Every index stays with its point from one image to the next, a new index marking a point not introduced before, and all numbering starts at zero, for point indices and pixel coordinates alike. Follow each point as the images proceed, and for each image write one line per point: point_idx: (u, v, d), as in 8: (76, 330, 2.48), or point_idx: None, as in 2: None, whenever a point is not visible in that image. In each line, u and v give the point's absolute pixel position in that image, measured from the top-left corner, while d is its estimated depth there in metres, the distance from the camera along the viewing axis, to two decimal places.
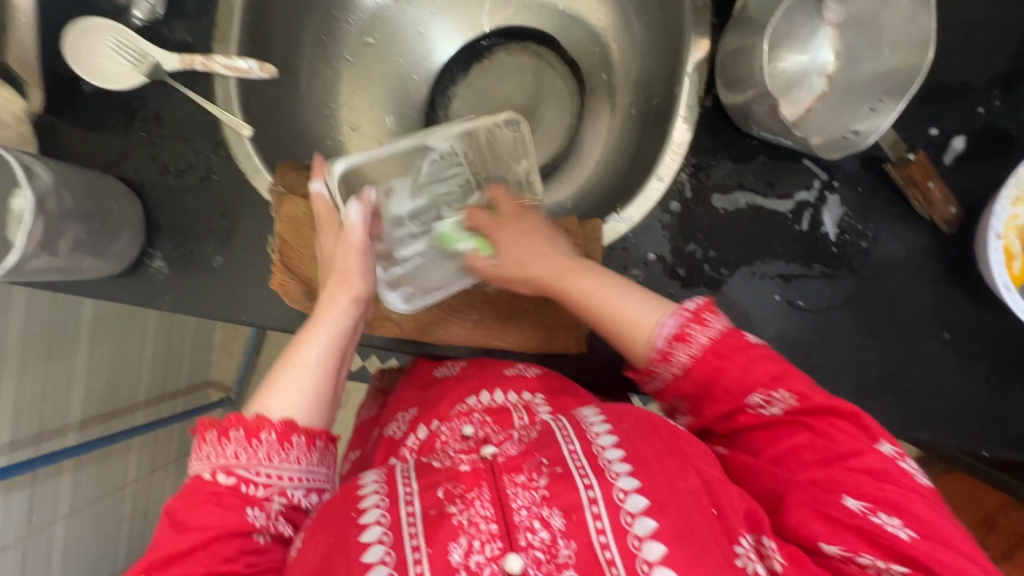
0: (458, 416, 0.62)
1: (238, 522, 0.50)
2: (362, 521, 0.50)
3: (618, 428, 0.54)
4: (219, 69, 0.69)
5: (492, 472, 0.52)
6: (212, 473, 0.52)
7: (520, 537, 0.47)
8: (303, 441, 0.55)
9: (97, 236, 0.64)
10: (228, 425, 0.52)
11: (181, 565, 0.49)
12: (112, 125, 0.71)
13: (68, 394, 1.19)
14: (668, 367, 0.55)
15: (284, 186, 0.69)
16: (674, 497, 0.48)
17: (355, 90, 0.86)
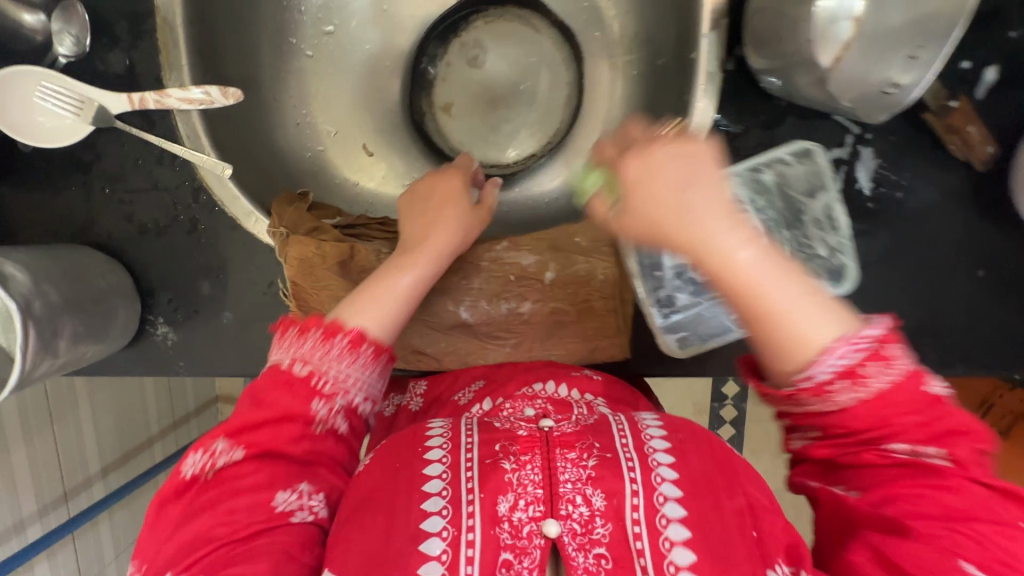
0: (521, 397, 0.59)
1: (302, 412, 0.51)
2: (425, 457, 0.53)
3: (672, 436, 0.54)
4: (176, 103, 0.59)
5: (545, 443, 0.52)
6: (290, 363, 0.52)
7: (561, 507, 0.48)
8: (371, 352, 0.54)
9: (95, 321, 0.58)
10: (335, 331, 0.53)
11: (257, 434, 0.51)
12: (68, 187, 0.62)
13: (82, 448, 1.16)
14: (848, 385, 0.41)
15: (285, 225, 0.63)
16: (717, 499, 0.49)
17: (324, 87, 0.77)
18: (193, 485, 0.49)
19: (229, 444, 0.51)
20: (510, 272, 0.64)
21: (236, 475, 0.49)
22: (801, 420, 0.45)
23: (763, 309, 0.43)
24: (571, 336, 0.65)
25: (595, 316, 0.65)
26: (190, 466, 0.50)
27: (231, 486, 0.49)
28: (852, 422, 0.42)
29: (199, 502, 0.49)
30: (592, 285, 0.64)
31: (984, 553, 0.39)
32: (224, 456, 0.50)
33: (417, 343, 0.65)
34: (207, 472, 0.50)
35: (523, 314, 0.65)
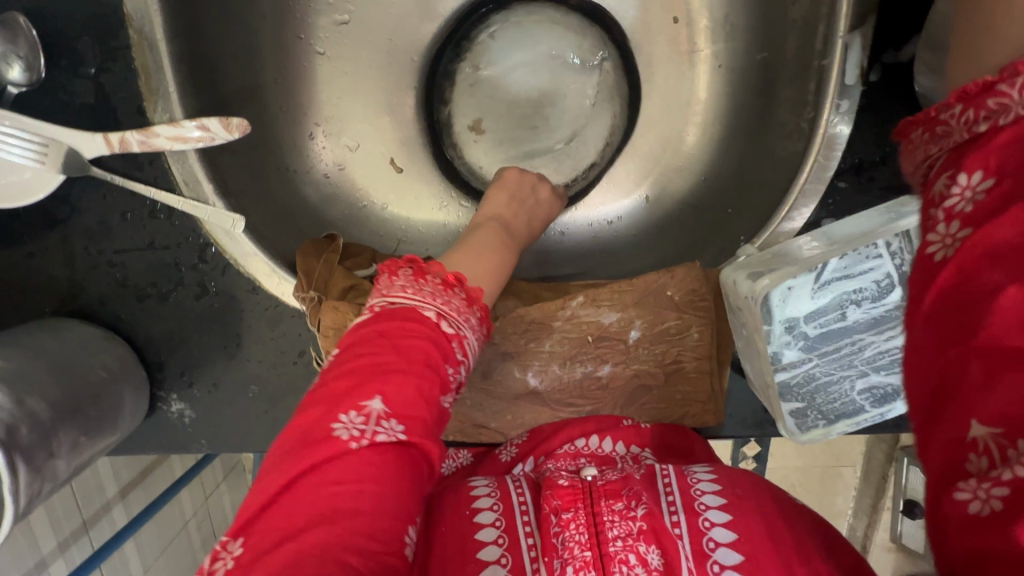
0: (563, 456, 0.52)
1: (444, 377, 0.39)
2: (476, 520, 0.46)
3: (727, 488, 0.46)
4: (166, 143, 0.46)
5: (590, 494, 0.45)
6: (433, 313, 0.40)
7: (615, 570, 0.41)
8: (477, 322, 0.43)
9: (98, 419, 0.48)
10: (455, 280, 0.42)
11: (381, 380, 0.37)
12: (44, 249, 0.50)
13: (96, 475, 1.09)
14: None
15: (314, 287, 0.52)
16: (783, 562, 0.41)
17: (342, 93, 0.62)
18: (303, 469, 0.34)
19: (387, 412, 0.36)
20: (587, 331, 0.54)
21: (371, 470, 0.35)
22: (968, 166, 0.29)
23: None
24: (657, 401, 0.56)
25: (686, 379, 0.55)
26: (344, 427, 0.35)
27: (369, 469, 0.35)
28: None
29: (308, 504, 0.33)
30: (684, 345, 0.54)
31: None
32: (385, 432, 0.36)
33: (477, 416, 0.56)
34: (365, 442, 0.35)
35: (601, 377, 0.55)
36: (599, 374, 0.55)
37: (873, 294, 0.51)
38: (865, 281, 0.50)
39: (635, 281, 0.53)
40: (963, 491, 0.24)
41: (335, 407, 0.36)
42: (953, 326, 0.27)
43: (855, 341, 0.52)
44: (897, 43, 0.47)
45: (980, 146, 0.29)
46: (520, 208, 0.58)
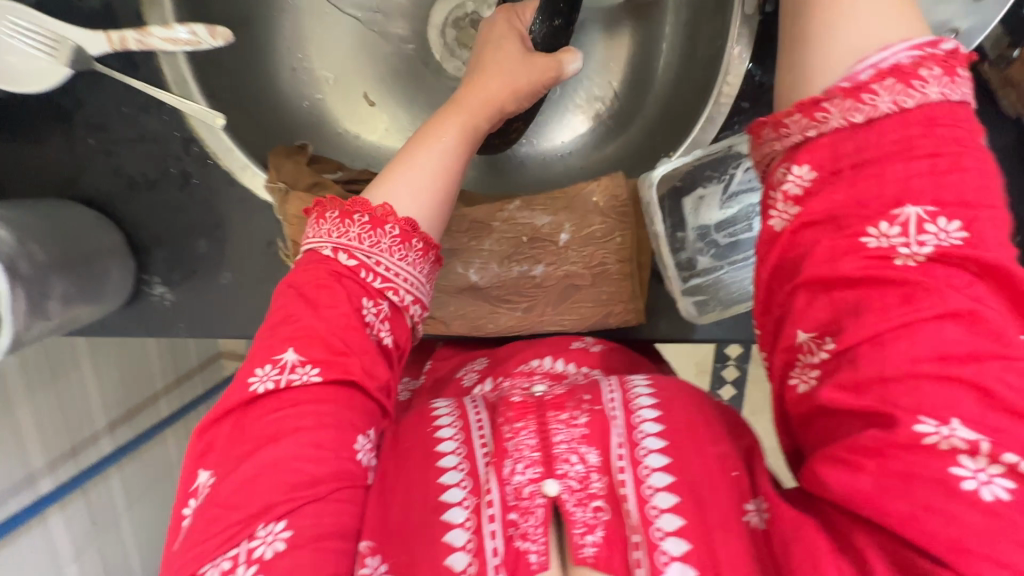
0: (520, 374, 0.59)
1: (360, 307, 0.52)
2: (437, 434, 0.53)
3: (661, 392, 0.52)
4: (160, 43, 0.54)
5: (540, 408, 0.52)
6: (334, 251, 0.53)
7: (558, 466, 0.48)
8: (420, 247, 0.54)
9: (86, 279, 0.55)
10: (353, 208, 0.53)
11: (307, 346, 0.50)
12: (49, 137, 0.58)
13: (87, 403, 1.16)
14: (890, 93, 0.33)
15: (283, 181, 0.59)
16: (700, 448, 0.47)
17: (321, 27, 0.70)
18: (243, 410, 0.49)
19: (302, 361, 0.49)
20: (523, 233, 0.61)
21: (299, 403, 0.48)
22: (893, 216, 0.32)
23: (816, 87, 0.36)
24: (585, 301, 0.63)
25: (610, 281, 0.62)
26: (259, 382, 0.49)
27: (306, 400, 0.48)
28: (877, 135, 0.33)
29: (252, 435, 0.47)
30: (607, 248, 0.61)
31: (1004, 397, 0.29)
32: (299, 376, 0.49)
33: (424, 308, 0.63)
34: (275, 389, 0.49)
35: (536, 277, 0.62)
36: (534, 274, 0.62)
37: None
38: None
39: (565, 189, 0.60)
40: (796, 379, 0.35)
41: (254, 364, 0.50)
42: (775, 284, 0.37)
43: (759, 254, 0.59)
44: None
45: (808, 142, 0.35)
46: (516, 73, 0.59)
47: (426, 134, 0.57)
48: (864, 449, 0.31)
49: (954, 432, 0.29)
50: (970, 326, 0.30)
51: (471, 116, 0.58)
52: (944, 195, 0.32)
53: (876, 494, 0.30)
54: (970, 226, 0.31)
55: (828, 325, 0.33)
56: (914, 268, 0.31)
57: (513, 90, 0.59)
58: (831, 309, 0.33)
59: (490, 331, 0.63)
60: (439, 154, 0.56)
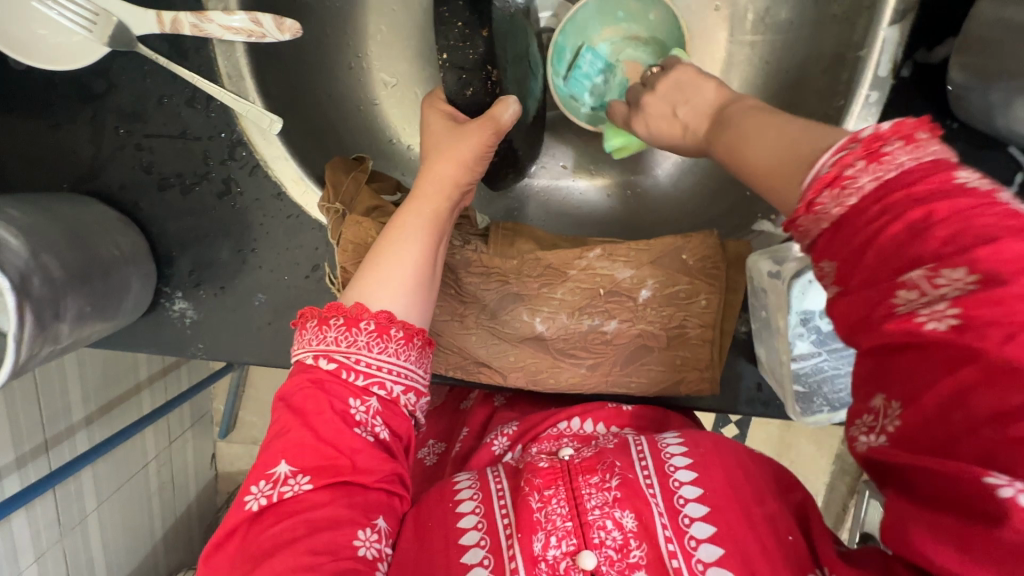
0: (548, 438, 0.55)
1: (346, 409, 0.46)
2: (458, 509, 0.48)
3: (693, 448, 0.48)
4: (217, 31, 0.47)
5: (568, 472, 0.48)
6: (315, 359, 0.48)
7: (594, 535, 0.44)
8: (402, 335, 0.48)
9: (104, 294, 0.47)
10: (329, 313, 0.48)
11: (301, 453, 0.45)
12: (72, 122, 0.50)
13: (64, 392, 1.06)
14: (872, 173, 0.27)
15: (340, 202, 0.52)
16: (743, 510, 0.43)
17: (388, 30, 0.62)
18: (245, 529, 0.44)
19: (293, 472, 0.45)
20: (600, 284, 0.54)
21: (296, 512, 0.43)
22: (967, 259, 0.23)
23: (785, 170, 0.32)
24: (657, 365, 0.57)
25: (686, 345, 0.57)
26: (254, 499, 0.44)
27: (302, 510, 0.43)
28: (855, 226, 0.27)
29: (253, 549, 0.43)
30: (689, 310, 0.55)
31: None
32: (291, 487, 0.44)
33: (479, 357, 0.56)
34: (271, 504, 0.44)
35: (606, 333, 0.56)
36: (605, 332, 0.56)
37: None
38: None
39: (650, 242, 0.55)
40: (859, 432, 0.28)
41: (251, 479, 0.45)
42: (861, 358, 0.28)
43: None
44: (932, 42, 0.48)
45: (814, 246, 0.29)
46: (453, 145, 0.50)
47: (396, 219, 0.50)
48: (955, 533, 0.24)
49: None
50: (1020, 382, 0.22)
51: (429, 201, 0.50)
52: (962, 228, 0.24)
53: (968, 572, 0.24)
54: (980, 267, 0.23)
55: (891, 387, 0.26)
56: (945, 335, 0.23)
57: (459, 164, 0.50)
58: (872, 369, 0.27)
59: (550, 387, 0.57)
60: (408, 247, 0.49)
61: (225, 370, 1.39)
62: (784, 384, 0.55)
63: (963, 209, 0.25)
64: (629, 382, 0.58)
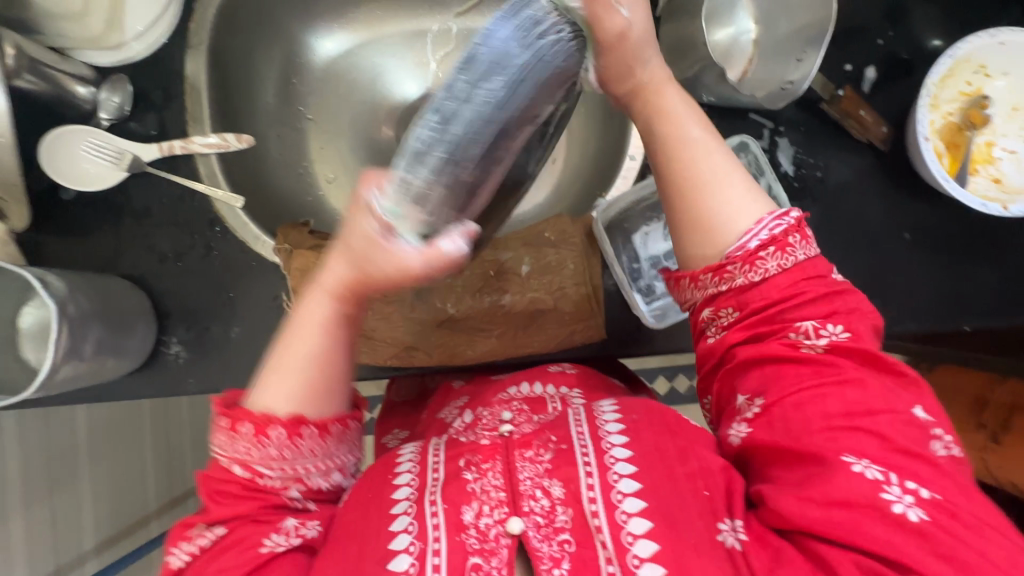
0: (499, 402, 0.66)
1: (263, 492, 0.54)
2: (395, 482, 0.57)
3: (627, 417, 0.58)
4: (200, 148, 0.71)
5: (506, 447, 0.57)
6: (229, 464, 0.53)
7: (523, 504, 0.53)
8: (314, 431, 0.54)
9: (118, 331, 0.64)
10: (239, 419, 0.53)
11: (217, 508, 0.53)
12: (99, 226, 0.71)
13: (78, 523, 1.14)
14: (746, 272, 0.54)
15: (289, 244, 0.71)
16: (669, 467, 0.53)
17: (323, 145, 0.87)
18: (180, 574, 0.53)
19: (206, 525, 0.54)
20: (489, 268, 0.71)
21: (215, 553, 0.52)
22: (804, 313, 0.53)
23: (696, 201, 0.56)
24: (550, 323, 0.71)
25: (570, 303, 0.70)
26: (177, 556, 0.53)
27: (214, 553, 0.52)
28: (766, 293, 0.54)
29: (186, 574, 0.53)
30: (563, 273, 0.70)
31: (883, 449, 0.49)
32: (205, 536, 0.53)
33: (408, 343, 0.70)
34: (190, 558, 0.53)
35: (503, 305, 0.70)
36: (503, 304, 0.70)
37: None
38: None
39: (521, 233, 0.73)
40: (749, 406, 0.54)
41: (173, 538, 0.54)
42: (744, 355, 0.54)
43: None
44: None
45: (723, 293, 0.55)
46: (362, 261, 0.49)
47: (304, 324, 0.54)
48: (814, 509, 0.48)
49: (872, 467, 0.48)
50: (829, 363, 0.52)
51: (331, 298, 0.53)
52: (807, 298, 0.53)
53: (806, 520, 0.48)
54: (824, 320, 0.53)
55: (761, 391, 0.53)
56: (815, 351, 0.52)
57: (361, 279, 0.50)
58: (761, 375, 0.53)
59: (470, 357, 0.71)
60: (310, 335, 0.54)
61: None
62: (643, 318, 0.70)
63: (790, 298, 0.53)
64: (533, 343, 0.71)
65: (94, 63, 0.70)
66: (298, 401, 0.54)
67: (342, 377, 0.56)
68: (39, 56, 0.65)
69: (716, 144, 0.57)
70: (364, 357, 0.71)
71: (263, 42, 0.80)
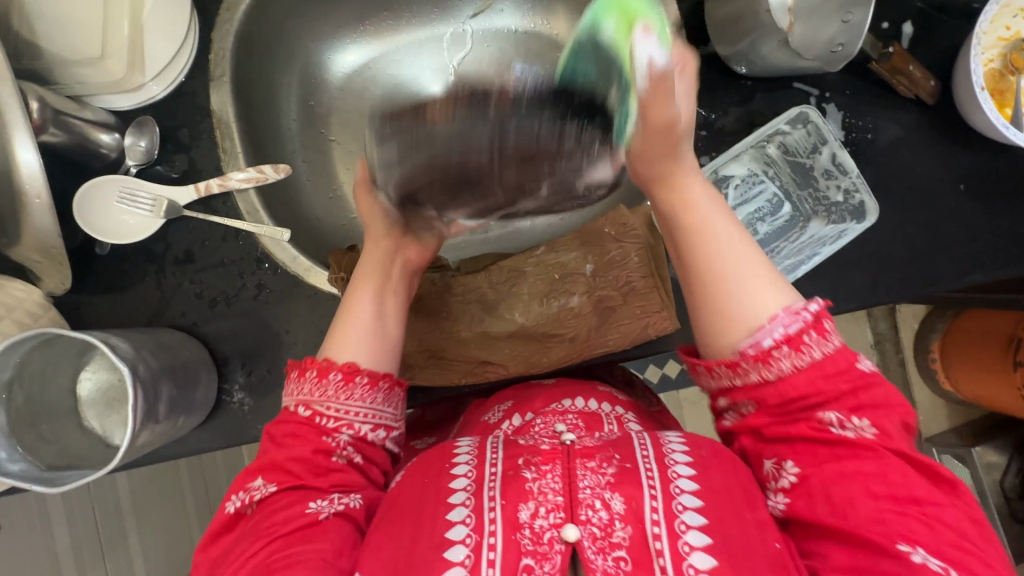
0: (552, 412, 0.60)
1: (321, 444, 0.53)
2: (452, 470, 0.50)
3: (694, 450, 0.50)
4: (237, 183, 0.68)
5: (567, 453, 0.49)
6: (296, 406, 0.55)
7: (581, 512, 0.45)
8: (367, 381, 0.56)
9: (185, 386, 0.61)
10: (308, 367, 0.56)
11: (275, 468, 0.52)
12: (141, 278, 0.68)
13: None
14: (759, 369, 0.48)
15: (343, 271, 0.67)
16: (736, 509, 0.46)
17: (348, 165, 0.82)
18: (224, 534, 0.52)
19: (262, 480, 0.52)
20: (554, 271, 0.69)
21: (267, 507, 0.51)
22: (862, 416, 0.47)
23: (722, 310, 0.50)
24: (621, 320, 0.69)
25: (639, 296, 0.69)
26: (231, 503, 0.52)
27: (266, 508, 0.51)
28: (784, 390, 0.48)
29: (234, 536, 0.51)
30: (630, 267, 0.68)
31: (938, 539, 0.43)
32: (258, 492, 0.52)
33: (481, 357, 0.68)
34: (243, 509, 0.52)
35: (573, 306, 0.68)
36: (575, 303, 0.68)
37: (770, 210, 0.72)
38: (760, 201, 0.72)
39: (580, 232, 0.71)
40: (784, 476, 0.48)
41: (229, 489, 0.53)
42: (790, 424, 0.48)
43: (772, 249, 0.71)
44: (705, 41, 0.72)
45: (738, 386, 0.50)
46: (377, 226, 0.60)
47: (365, 263, 0.61)
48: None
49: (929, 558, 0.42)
50: (872, 446, 0.46)
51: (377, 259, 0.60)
52: (847, 405, 0.47)
53: None
54: (874, 420, 0.47)
55: (795, 461, 0.47)
56: (869, 437, 0.46)
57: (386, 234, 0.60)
58: (793, 450, 0.48)
59: (541, 364, 0.69)
60: (367, 296, 0.59)
61: None
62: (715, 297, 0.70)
63: (822, 381, 0.47)
64: (605, 342, 0.69)
65: (114, 108, 0.68)
66: (363, 352, 0.57)
67: (393, 335, 0.59)
68: (61, 106, 0.62)
69: (750, 249, 0.52)
70: (438, 377, 0.69)
71: (281, 66, 0.77)
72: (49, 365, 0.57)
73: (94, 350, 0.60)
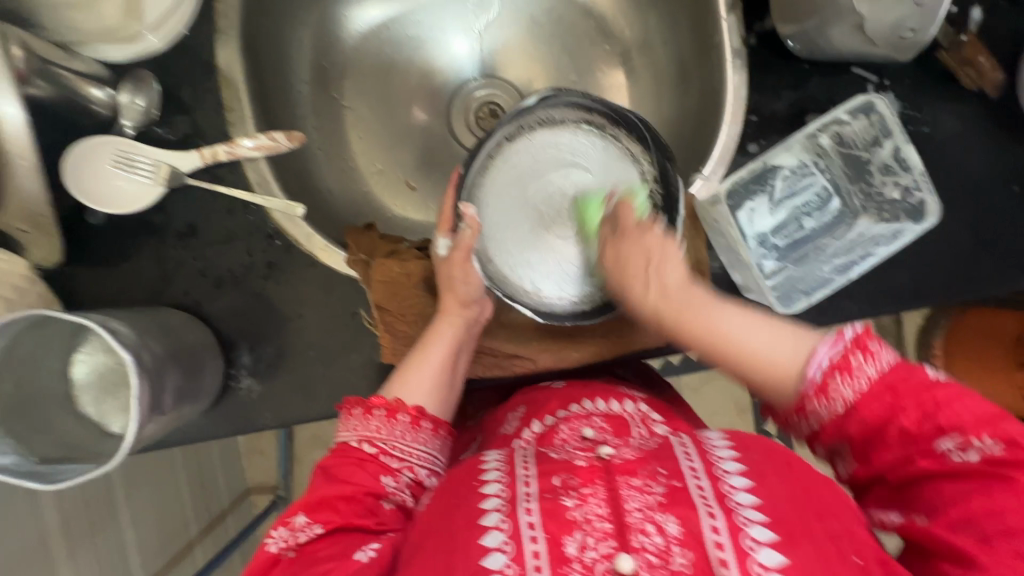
0: (576, 418, 0.56)
1: (379, 486, 0.51)
2: (481, 489, 0.47)
3: (745, 455, 0.47)
4: (247, 151, 0.61)
5: (608, 471, 0.45)
6: (358, 443, 0.53)
7: (634, 538, 0.41)
8: (430, 427, 0.56)
9: (190, 373, 0.56)
10: (373, 404, 0.54)
11: (325, 510, 0.50)
12: (139, 251, 0.62)
13: (125, 560, 1.06)
14: (840, 383, 0.45)
15: (363, 252, 0.63)
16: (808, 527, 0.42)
17: (362, 134, 0.76)
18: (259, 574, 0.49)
19: (308, 520, 0.49)
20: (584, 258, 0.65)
21: (314, 553, 0.48)
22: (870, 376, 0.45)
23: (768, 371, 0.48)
24: None
25: None
26: (274, 542, 0.49)
27: (310, 551, 0.48)
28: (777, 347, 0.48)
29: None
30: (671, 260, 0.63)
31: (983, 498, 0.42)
32: (305, 533, 0.49)
33: (510, 349, 0.65)
34: (289, 550, 0.49)
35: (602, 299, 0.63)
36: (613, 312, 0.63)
37: (818, 204, 0.68)
38: (808, 194, 0.68)
39: None
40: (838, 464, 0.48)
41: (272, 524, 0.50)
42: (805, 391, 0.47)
43: (817, 246, 0.67)
44: (760, 17, 0.67)
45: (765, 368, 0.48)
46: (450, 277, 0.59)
47: (437, 317, 0.60)
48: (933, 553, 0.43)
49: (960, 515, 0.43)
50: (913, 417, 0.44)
51: (455, 317, 0.59)
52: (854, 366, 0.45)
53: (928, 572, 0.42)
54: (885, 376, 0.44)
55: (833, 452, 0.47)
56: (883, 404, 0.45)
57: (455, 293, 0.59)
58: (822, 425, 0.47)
59: (570, 358, 0.64)
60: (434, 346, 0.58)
61: (269, 508, 1.35)
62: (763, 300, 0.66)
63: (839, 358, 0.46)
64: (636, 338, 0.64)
65: (104, 59, 0.60)
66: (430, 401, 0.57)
67: (456, 388, 0.59)
68: (47, 54, 0.54)
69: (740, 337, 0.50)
70: None
71: (293, 21, 0.70)
72: (39, 346, 0.52)
73: (89, 331, 0.55)
